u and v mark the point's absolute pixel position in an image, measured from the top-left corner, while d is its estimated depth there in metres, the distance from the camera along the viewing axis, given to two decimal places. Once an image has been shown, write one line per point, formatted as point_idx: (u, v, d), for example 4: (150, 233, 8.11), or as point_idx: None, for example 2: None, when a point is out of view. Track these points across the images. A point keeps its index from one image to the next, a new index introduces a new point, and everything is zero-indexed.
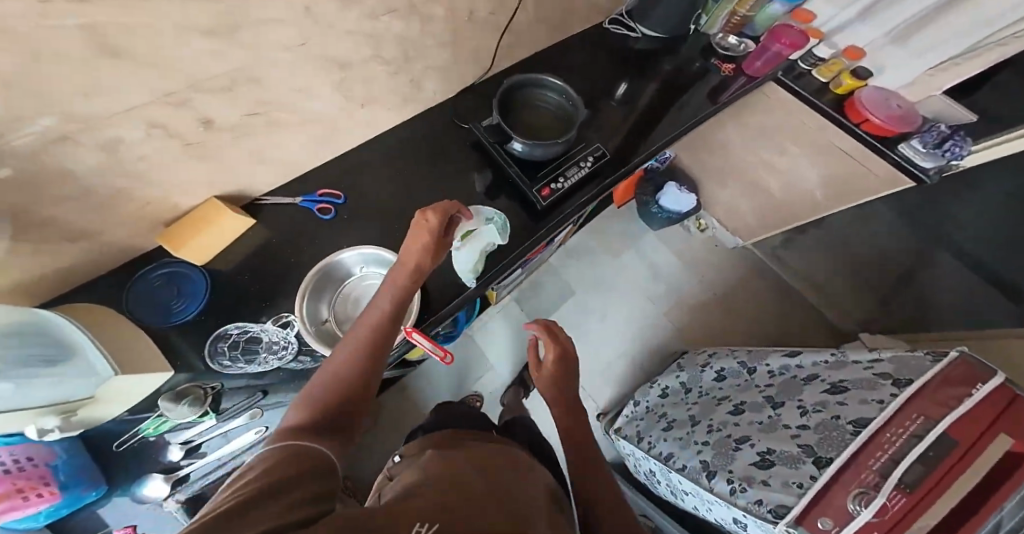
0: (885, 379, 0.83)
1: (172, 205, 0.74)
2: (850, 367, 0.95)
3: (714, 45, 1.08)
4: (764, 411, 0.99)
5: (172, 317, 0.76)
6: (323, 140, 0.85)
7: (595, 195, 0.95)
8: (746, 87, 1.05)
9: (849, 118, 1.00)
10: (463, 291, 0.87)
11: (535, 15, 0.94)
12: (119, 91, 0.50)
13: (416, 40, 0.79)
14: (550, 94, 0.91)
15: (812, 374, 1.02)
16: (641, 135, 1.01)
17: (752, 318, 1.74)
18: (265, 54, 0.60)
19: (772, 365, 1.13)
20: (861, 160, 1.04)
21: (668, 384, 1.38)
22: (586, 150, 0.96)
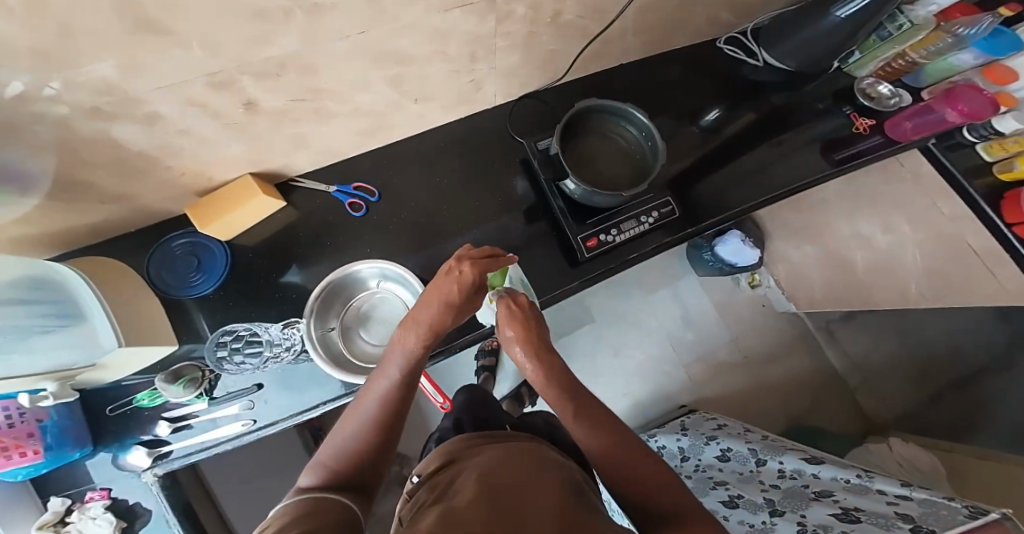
0: (901, 523, 0.81)
1: (207, 179, 0.71)
2: (870, 496, 0.94)
3: (855, 92, 0.92)
4: (759, 513, 1.00)
5: (189, 289, 0.77)
6: (368, 133, 0.81)
7: (645, 253, 0.86)
8: (880, 152, 0.88)
9: (1003, 219, 0.83)
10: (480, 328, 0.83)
11: (633, 27, 0.82)
12: (157, 67, 0.45)
13: (488, 39, 0.70)
14: (630, 130, 0.81)
15: (823, 490, 1.02)
16: (717, 196, 0.89)
17: (775, 386, 1.63)
18: (319, 40, 0.54)
19: (785, 465, 1.15)
20: (992, 266, 0.84)
21: (665, 444, 1.43)
22: (652, 203, 0.85)
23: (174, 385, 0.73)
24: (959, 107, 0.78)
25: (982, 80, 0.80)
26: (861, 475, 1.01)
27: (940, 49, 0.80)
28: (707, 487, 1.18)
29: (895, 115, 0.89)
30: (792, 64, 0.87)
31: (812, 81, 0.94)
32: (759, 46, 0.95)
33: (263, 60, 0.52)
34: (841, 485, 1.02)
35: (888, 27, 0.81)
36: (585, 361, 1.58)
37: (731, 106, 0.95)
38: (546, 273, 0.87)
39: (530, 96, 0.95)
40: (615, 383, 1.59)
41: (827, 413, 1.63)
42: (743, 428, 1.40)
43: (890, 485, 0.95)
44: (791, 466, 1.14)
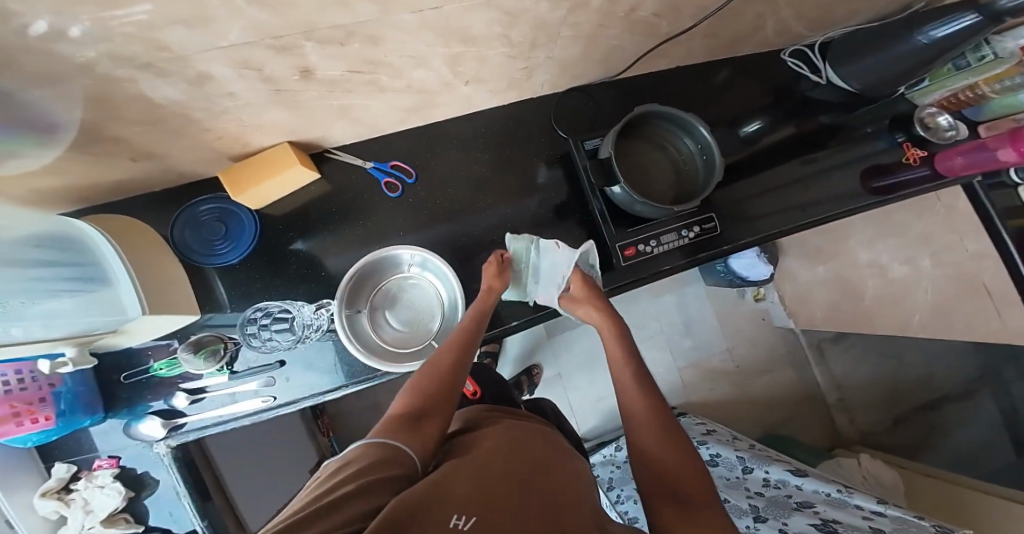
0: None
1: (241, 145, 0.66)
2: (849, 511, 0.98)
3: (914, 120, 0.91)
4: (744, 518, 1.04)
5: (214, 258, 0.75)
6: (412, 112, 0.76)
7: (679, 267, 0.85)
8: (926, 183, 0.88)
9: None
10: (507, 324, 0.84)
11: (700, 29, 0.80)
12: (229, 27, 0.40)
13: (554, 27, 0.67)
14: (686, 142, 0.81)
15: (805, 500, 1.05)
16: (756, 215, 0.88)
17: (763, 398, 1.67)
18: (394, 13, 0.48)
19: (771, 475, 1.17)
20: (1000, 307, 0.87)
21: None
22: (695, 218, 0.84)
23: (195, 358, 0.74)
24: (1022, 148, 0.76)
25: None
26: (841, 490, 1.04)
27: (1012, 86, 0.77)
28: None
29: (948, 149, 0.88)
30: (854, 85, 0.87)
31: (862, 105, 0.94)
32: (824, 61, 0.91)
33: (328, 26, 0.45)
34: (821, 497, 1.05)
35: (969, 57, 0.77)
36: (585, 357, 1.58)
37: (773, 120, 0.93)
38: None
39: (578, 89, 0.92)
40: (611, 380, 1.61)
41: (803, 429, 1.67)
42: (732, 435, 1.42)
43: (869, 502, 0.98)
44: (776, 476, 1.16)
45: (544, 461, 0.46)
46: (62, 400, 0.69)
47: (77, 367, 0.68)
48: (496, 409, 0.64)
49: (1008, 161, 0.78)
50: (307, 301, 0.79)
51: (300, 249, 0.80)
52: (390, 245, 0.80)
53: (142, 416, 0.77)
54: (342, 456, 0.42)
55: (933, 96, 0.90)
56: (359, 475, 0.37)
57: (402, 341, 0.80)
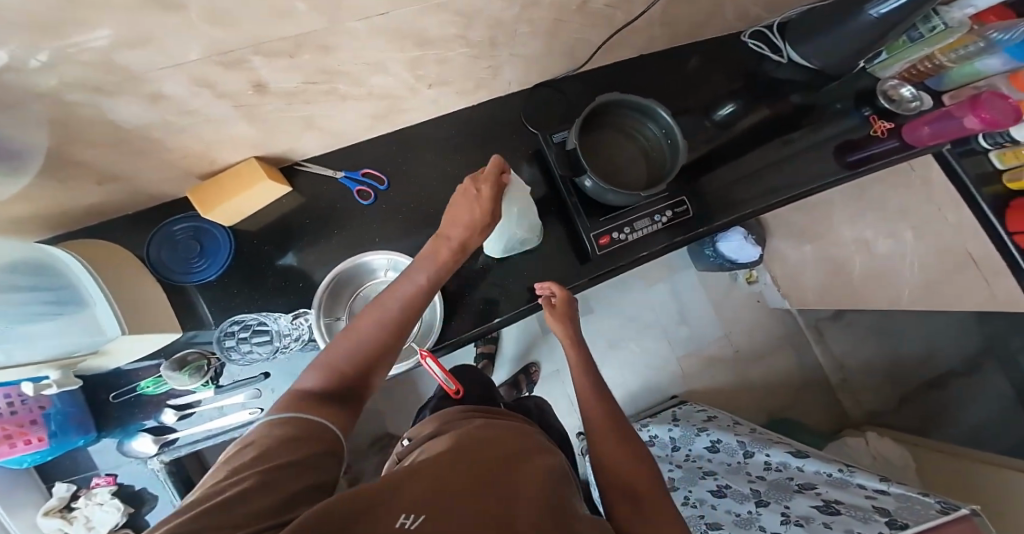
0: (880, 515, 0.83)
1: (208, 162, 0.67)
2: (851, 490, 0.96)
3: (878, 94, 0.91)
4: (745, 503, 1.02)
5: (191, 275, 0.76)
6: (380, 118, 0.77)
7: (656, 253, 0.86)
8: (893, 156, 0.89)
9: (1007, 226, 0.86)
10: (488, 321, 0.85)
11: (659, 16, 0.80)
12: (173, 47, 0.41)
13: (511, 25, 0.67)
14: (650, 127, 0.81)
15: (806, 482, 1.03)
16: (731, 198, 0.88)
17: (764, 383, 1.66)
18: (341, 22, 0.48)
19: (772, 457, 1.15)
20: (986, 275, 0.87)
21: (657, 434, 1.44)
22: (667, 202, 0.85)
23: (180, 374, 0.75)
24: (984, 114, 0.78)
25: (1007, 86, 0.80)
26: (843, 469, 1.01)
27: (968, 53, 0.79)
28: (695, 476, 1.19)
29: (914, 120, 0.89)
30: (816, 64, 0.87)
31: (832, 82, 0.93)
32: (784, 40, 0.92)
33: (276, 39, 0.45)
34: (823, 479, 1.03)
35: (921, 28, 0.77)
36: None
37: (743, 103, 0.93)
38: (555, 272, 0.87)
39: (545, 85, 0.92)
40: (609, 373, 1.60)
41: (808, 412, 1.65)
42: (732, 420, 1.41)
43: (870, 480, 0.96)
44: (777, 459, 1.14)
45: (513, 461, 0.44)
46: (54, 421, 0.69)
47: (61, 388, 0.68)
48: (478, 409, 0.62)
49: (976, 128, 0.80)
50: (287, 311, 0.80)
51: (278, 262, 0.81)
52: (364, 252, 0.81)
53: (135, 433, 0.78)
54: (250, 435, 0.42)
55: (894, 68, 0.90)
56: (260, 462, 0.38)
57: None
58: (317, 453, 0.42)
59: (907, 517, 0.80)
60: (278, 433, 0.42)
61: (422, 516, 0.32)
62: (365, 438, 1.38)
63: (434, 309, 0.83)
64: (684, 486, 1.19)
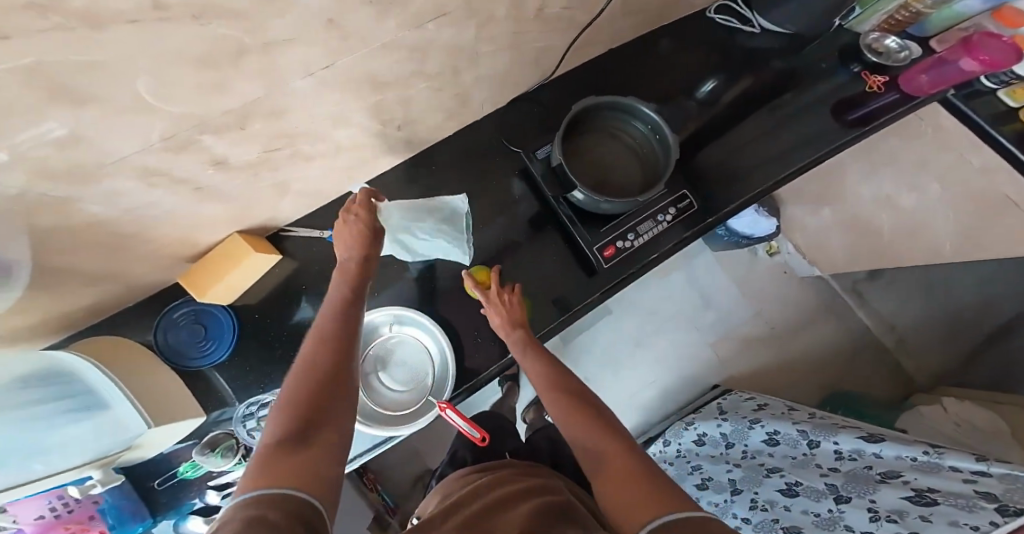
0: (989, 501, 0.68)
1: (192, 245, 0.67)
2: (944, 475, 0.80)
3: (862, 48, 0.85)
4: (822, 500, 0.87)
5: (201, 357, 0.75)
6: (360, 163, 0.76)
7: (666, 253, 0.81)
8: (899, 109, 0.82)
9: None
10: (505, 355, 0.81)
11: (621, 8, 0.77)
12: (115, 141, 0.39)
13: (470, 48, 0.65)
14: (635, 126, 0.78)
15: (890, 468, 0.88)
16: (737, 181, 0.83)
17: (810, 360, 1.55)
18: (285, 84, 0.46)
19: (842, 445, 1.00)
20: None
21: (707, 431, 1.31)
22: (668, 199, 0.80)
23: (213, 456, 0.73)
24: (982, 56, 0.72)
25: (993, 24, 0.76)
26: (929, 452, 0.84)
27: None
28: (757, 475, 1.05)
29: (908, 69, 0.83)
30: (792, 28, 0.81)
31: (817, 40, 0.88)
32: (751, 10, 0.89)
33: (220, 114, 0.44)
34: (908, 465, 0.86)
35: None
36: (610, 360, 1.52)
37: (727, 76, 0.89)
38: (566, 291, 0.83)
39: (520, 99, 0.89)
40: (644, 378, 1.53)
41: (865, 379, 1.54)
42: (787, 407, 1.28)
43: (964, 461, 0.79)
44: (848, 446, 0.99)
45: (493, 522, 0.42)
46: (108, 516, 0.69)
47: (105, 486, 0.66)
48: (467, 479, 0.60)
49: (976, 72, 0.75)
50: None
51: (280, 331, 0.80)
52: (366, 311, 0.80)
53: (187, 515, 0.78)
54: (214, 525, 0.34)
55: (870, 21, 0.85)
56: None
57: (402, 402, 0.79)
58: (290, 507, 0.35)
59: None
60: (247, 506, 0.35)
61: None
62: (406, 485, 1.34)
63: (446, 355, 0.79)
64: (744, 487, 1.04)
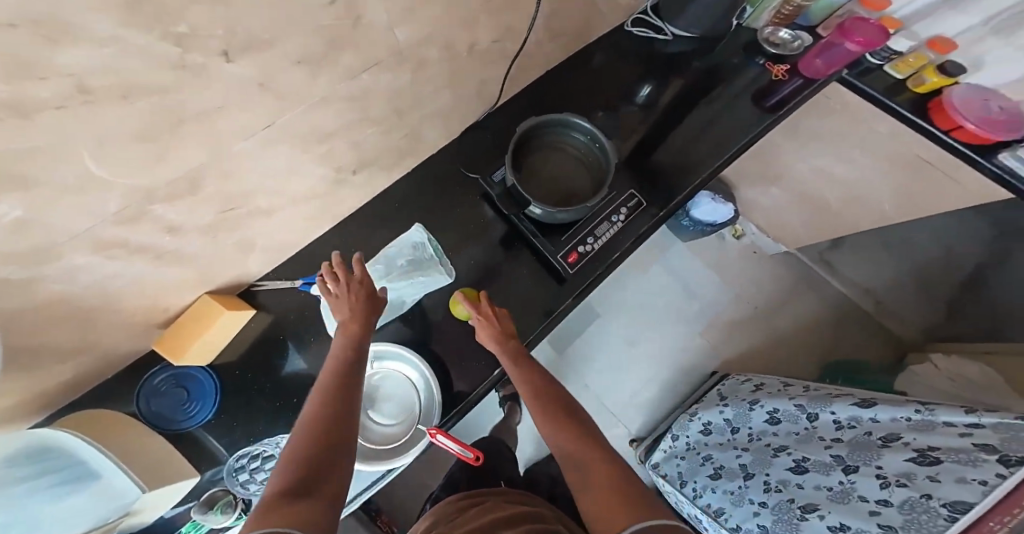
0: (989, 453, 0.68)
1: (163, 311, 0.68)
2: (941, 432, 0.78)
3: (760, 43, 0.92)
4: (833, 474, 0.84)
5: (185, 421, 0.75)
6: (323, 209, 0.79)
7: (626, 251, 0.84)
8: (804, 92, 0.88)
9: (937, 126, 0.79)
10: (490, 374, 0.82)
11: (547, 33, 0.83)
12: (67, 220, 0.42)
13: (409, 90, 0.70)
14: (576, 137, 0.82)
15: (890, 432, 0.85)
16: (683, 174, 0.87)
17: (802, 339, 1.56)
18: (229, 146, 0.50)
19: (839, 414, 0.96)
20: (950, 173, 0.83)
21: (711, 419, 1.26)
22: (619, 199, 0.83)
23: (213, 514, 0.70)
24: (856, 39, 0.78)
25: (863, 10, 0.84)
26: (921, 409, 0.83)
27: None
28: (766, 456, 1.00)
29: (803, 56, 0.90)
30: (698, 32, 0.90)
31: (722, 39, 0.94)
32: (662, 20, 0.95)
33: (168, 181, 0.47)
34: (903, 426, 0.84)
35: None
36: (605, 366, 1.52)
37: (658, 81, 0.95)
38: (537, 303, 0.85)
39: (471, 128, 0.94)
40: (641, 378, 1.52)
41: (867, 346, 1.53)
42: (782, 383, 1.24)
43: (955, 415, 0.78)
44: (846, 414, 0.95)
45: None
46: None
47: None
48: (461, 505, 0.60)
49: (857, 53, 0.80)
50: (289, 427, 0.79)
51: (264, 385, 0.81)
52: None
53: None
54: None
55: (763, 18, 0.92)
56: None
57: (393, 436, 0.79)
58: None
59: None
60: None
61: None
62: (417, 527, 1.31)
63: (428, 382, 0.79)
64: (755, 470, 0.99)
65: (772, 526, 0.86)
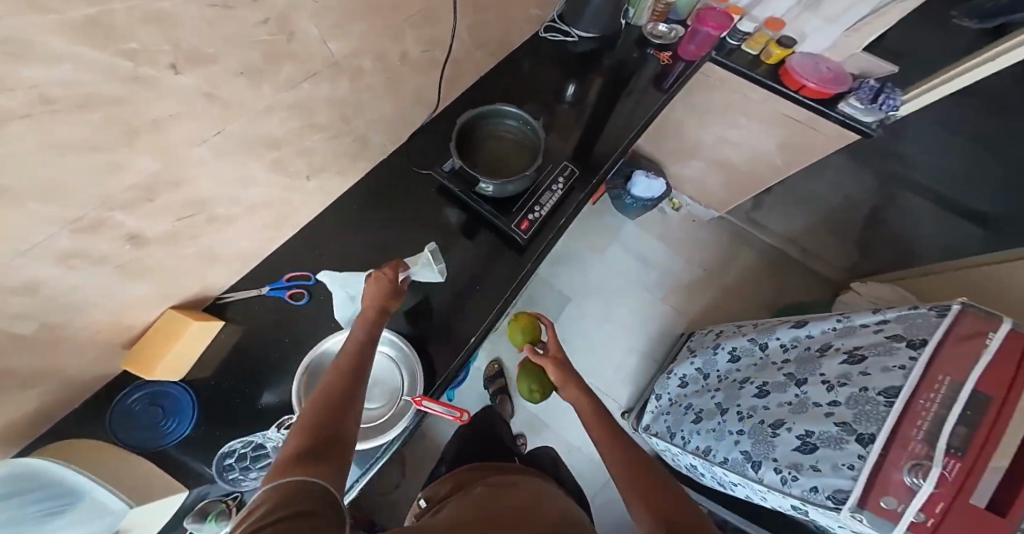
0: (899, 340, 0.78)
1: (129, 327, 0.71)
2: (861, 332, 0.87)
3: (647, 37, 1.10)
4: (788, 390, 0.91)
5: (162, 438, 0.76)
6: (280, 217, 0.83)
7: (570, 215, 0.94)
8: (687, 72, 1.09)
9: (787, 87, 1.09)
10: (465, 343, 0.86)
11: (471, 41, 0.93)
12: (32, 231, 0.45)
13: (350, 98, 0.77)
14: (509, 123, 0.91)
15: (823, 343, 0.93)
16: (608, 147, 0.99)
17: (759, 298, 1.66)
18: (183, 153, 0.55)
19: (782, 338, 1.03)
20: (810, 124, 1.12)
21: (685, 372, 1.31)
22: (556, 171, 0.93)
23: (207, 523, 0.70)
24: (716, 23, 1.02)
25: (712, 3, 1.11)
26: (840, 318, 0.91)
27: None
28: (734, 390, 1.06)
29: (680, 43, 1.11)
30: (597, 32, 1.07)
31: (618, 37, 1.11)
32: (567, 25, 1.09)
33: (126, 189, 0.52)
34: (831, 335, 0.92)
35: None
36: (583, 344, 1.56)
37: (581, 80, 1.07)
38: (502, 273, 0.91)
39: (416, 132, 1.01)
40: (619, 352, 1.56)
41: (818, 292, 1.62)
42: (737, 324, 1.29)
43: (864, 315, 0.87)
44: (786, 338, 1.02)
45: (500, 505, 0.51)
46: None
47: None
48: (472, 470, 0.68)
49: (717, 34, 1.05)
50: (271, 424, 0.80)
51: (240, 392, 0.83)
52: (321, 342, 0.84)
53: None
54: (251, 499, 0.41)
55: (644, 17, 1.11)
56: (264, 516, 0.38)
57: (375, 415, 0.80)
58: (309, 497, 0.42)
59: (928, 332, 0.74)
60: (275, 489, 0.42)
61: None
62: None
63: (407, 354, 0.82)
64: (727, 406, 1.04)
65: (751, 452, 0.89)
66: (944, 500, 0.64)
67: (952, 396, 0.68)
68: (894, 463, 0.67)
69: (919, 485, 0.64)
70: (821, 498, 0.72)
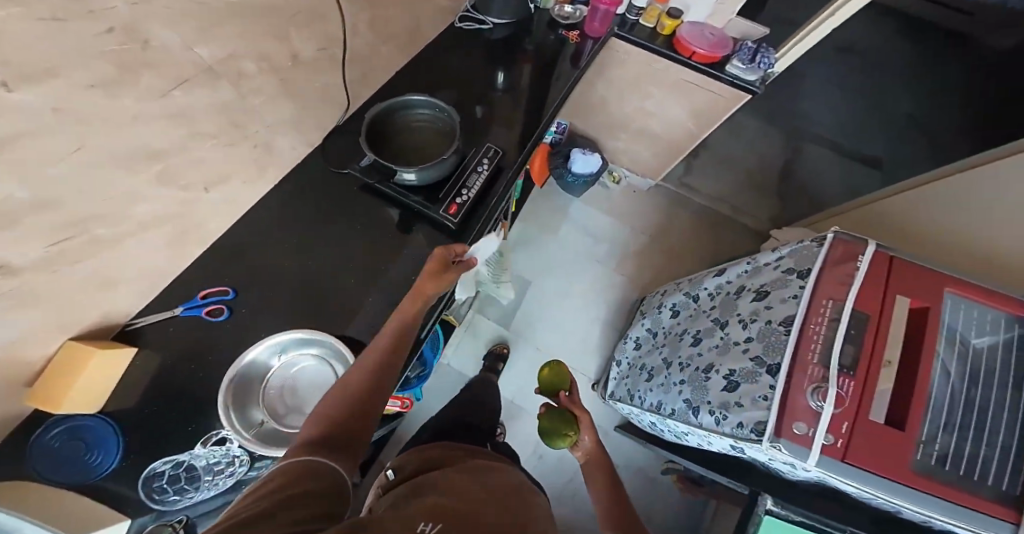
0: (791, 274, 0.87)
1: (14, 365, 0.65)
2: (764, 271, 0.96)
3: (556, 18, 1.12)
4: (715, 333, 0.98)
5: (84, 474, 0.71)
6: (185, 232, 0.79)
7: (501, 194, 0.95)
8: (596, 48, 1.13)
9: (681, 54, 1.16)
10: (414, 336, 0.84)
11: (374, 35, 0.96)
12: None
13: (240, 104, 0.78)
14: (421, 112, 0.91)
15: (739, 285, 1.01)
16: (530, 126, 1.01)
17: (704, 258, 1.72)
18: (37, 166, 0.52)
19: (709, 287, 1.11)
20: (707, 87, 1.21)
21: (639, 335, 1.37)
22: (479, 154, 0.93)
23: None
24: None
25: None
26: (749, 261, 1.00)
27: None
28: (676, 344, 1.12)
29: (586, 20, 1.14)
30: (509, 16, 1.08)
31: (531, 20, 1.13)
32: (482, 13, 1.09)
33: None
34: (745, 276, 1.00)
35: None
36: (549, 324, 1.60)
37: (507, 67, 1.07)
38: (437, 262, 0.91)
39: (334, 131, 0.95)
40: (579, 328, 1.61)
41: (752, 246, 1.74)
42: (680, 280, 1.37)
43: (767, 254, 0.96)
44: (712, 286, 1.10)
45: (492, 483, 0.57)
46: None
47: None
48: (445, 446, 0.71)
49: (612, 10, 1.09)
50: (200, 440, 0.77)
51: (164, 419, 0.77)
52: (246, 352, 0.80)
53: None
54: (262, 479, 0.47)
55: None
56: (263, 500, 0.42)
57: None
58: (315, 485, 0.47)
59: (811, 262, 0.83)
60: (283, 472, 0.48)
61: (439, 524, 0.40)
62: None
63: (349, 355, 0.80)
64: (671, 360, 1.10)
65: (692, 398, 0.93)
66: (841, 416, 0.71)
67: (836, 320, 0.76)
68: (800, 390, 0.73)
69: (821, 406, 0.70)
70: (746, 431, 0.76)
